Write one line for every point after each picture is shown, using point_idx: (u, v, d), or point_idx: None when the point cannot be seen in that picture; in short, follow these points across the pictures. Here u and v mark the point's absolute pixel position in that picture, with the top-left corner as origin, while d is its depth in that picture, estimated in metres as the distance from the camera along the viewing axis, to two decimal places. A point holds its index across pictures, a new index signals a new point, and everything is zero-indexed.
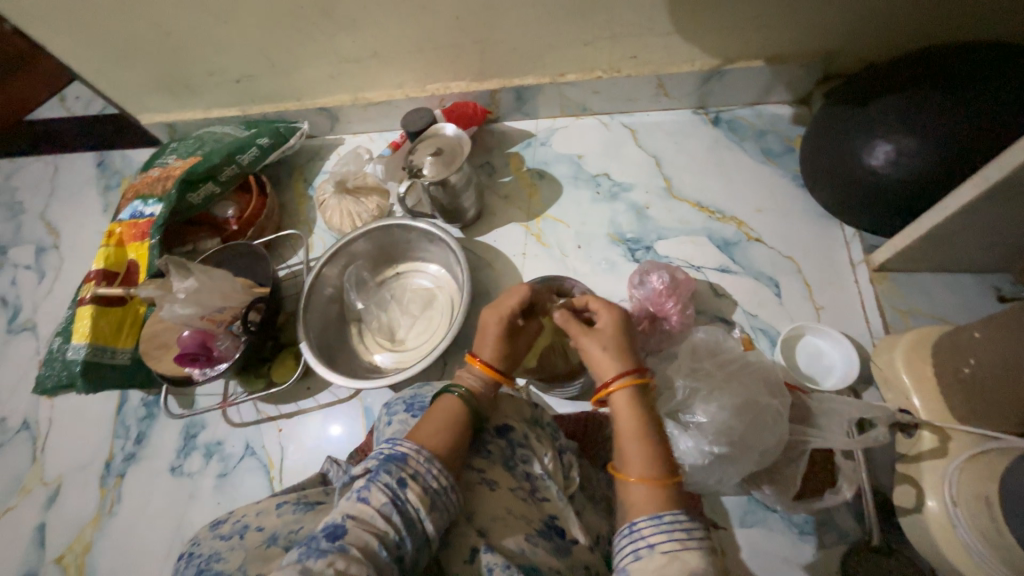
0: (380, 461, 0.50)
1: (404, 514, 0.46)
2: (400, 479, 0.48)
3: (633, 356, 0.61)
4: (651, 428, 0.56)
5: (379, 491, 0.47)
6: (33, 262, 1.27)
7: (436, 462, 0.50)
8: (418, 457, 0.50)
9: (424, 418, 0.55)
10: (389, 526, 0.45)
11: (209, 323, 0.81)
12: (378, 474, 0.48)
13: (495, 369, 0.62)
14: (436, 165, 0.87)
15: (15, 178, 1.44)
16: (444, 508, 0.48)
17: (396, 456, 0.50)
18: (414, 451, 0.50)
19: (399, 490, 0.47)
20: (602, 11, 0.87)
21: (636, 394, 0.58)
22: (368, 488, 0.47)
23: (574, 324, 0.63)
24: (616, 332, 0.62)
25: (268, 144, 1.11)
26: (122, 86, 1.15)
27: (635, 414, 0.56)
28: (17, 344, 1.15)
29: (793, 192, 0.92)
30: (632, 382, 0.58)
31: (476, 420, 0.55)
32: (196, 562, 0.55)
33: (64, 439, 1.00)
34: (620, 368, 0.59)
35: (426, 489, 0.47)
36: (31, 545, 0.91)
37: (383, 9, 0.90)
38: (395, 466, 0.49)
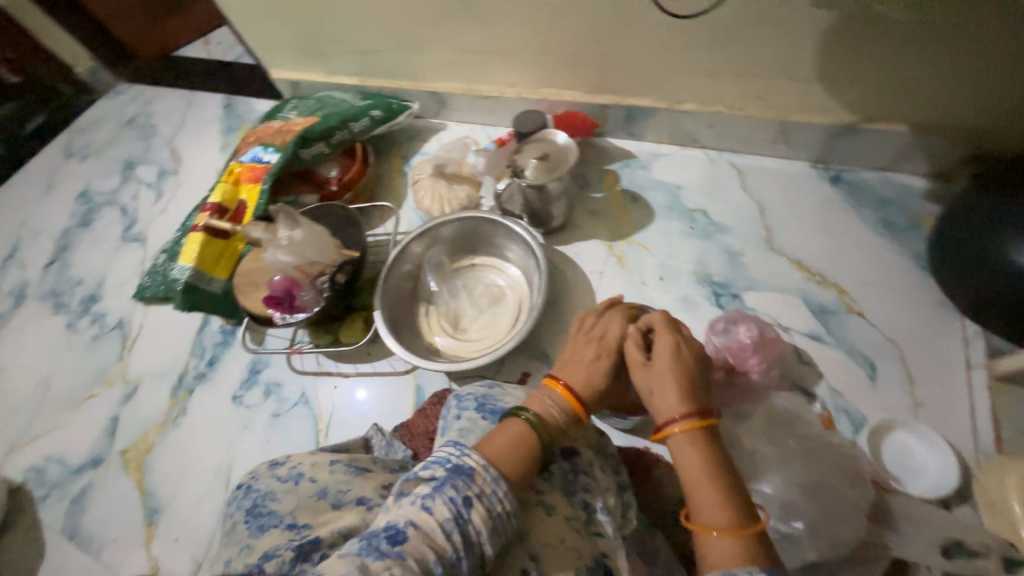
0: (447, 471, 0.50)
1: (463, 534, 0.47)
2: (466, 497, 0.48)
3: (692, 392, 0.57)
4: (718, 473, 0.52)
5: (444, 504, 0.47)
6: (154, 182, 1.41)
7: (502, 486, 0.50)
8: (486, 477, 0.50)
9: (494, 434, 0.56)
10: (448, 543, 0.46)
11: (299, 274, 0.87)
12: (444, 487, 0.49)
13: (575, 399, 0.61)
14: (539, 169, 0.88)
15: (154, 105, 1.60)
16: (501, 532, 0.49)
17: (463, 471, 0.50)
18: (482, 468, 0.50)
19: (463, 510, 0.48)
20: (742, 45, 0.83)
21: (699, 437, 0.54)
22: (433, 499, 0.48)
23: (631, 354, 0.61)
24: (674, 364, 0.58)
25: (380, 117, 1.16)
26: (263, 41, 1.25)
27: (697, 457, 0.53)
28: (127, 252, 1.28)
29: (910, 272, 0.84)
30: (691, 422, 0.54)
31: (546, 446, 0.55)
32: (252, 496, 0.60)
33: (148, 346, 1.10)
34: (678, 406, 0.56)
35: (489, 512, 0.48)
36: (103, 433, 1.01)
37: (520, 10, 0.92)
38: (462, 482, 0.49)
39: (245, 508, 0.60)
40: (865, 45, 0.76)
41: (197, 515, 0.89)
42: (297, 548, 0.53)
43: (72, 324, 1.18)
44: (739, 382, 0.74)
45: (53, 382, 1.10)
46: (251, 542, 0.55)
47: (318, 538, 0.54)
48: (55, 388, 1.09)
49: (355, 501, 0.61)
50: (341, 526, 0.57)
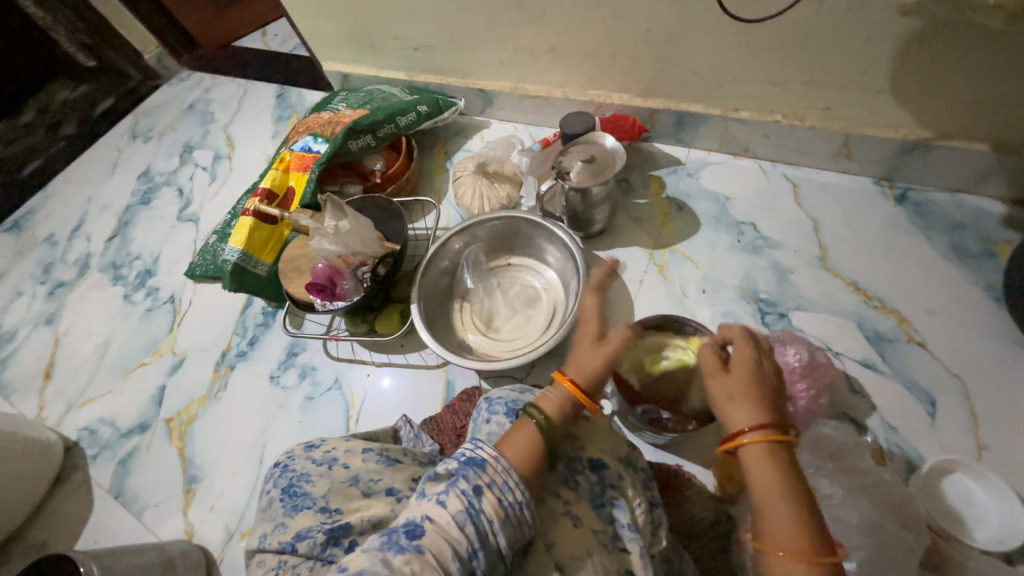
0: (459, 465, 0.52)
1: (477, 526, 0.48)
2: (476, 487, 0.49)
3: (772, 407, 0.54)
4: (794, 492, 0.49)
5: (457, 497, 0.48)
6: (209, 165, 1.48)
7: (513, 476, 0.51)
8: (496, 468, 0.51)
9: (507, 435, 0.56)
10: (463, 535, 0.47)
11: (341, 263, 0.89)
12: (456, 479, 0.50)
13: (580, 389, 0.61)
14: (584, 172, 0.86)
15: (213, 92, 1.68)
16: (516, 525, 0.49)
17: (475, 462, 0.51)
18: (493, 459, 0.51)
19: (475, 500, 0.49)
20: (808, 53, 0.79)
21: (776, 453, 0.51)
22: (446, 492, 0.49)
23: (706, 358, 0.59)
24: (752, 377, 0.55)
25: (426, 112, 1.17)
26: (319, 34, 1.28)
27: (771, 474, 0.50)
28: (182, 231, 1.35)
29: (980, 303, 0.78)
30: (768, 436, 0.51)
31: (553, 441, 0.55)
32: (288, 475, 0.62)
33: (195, 322, 1.15)
34: (755, 418, 0.53)
35: (500, 501, 0.49)
36: (150, 401, 1.06)
37: (577, 9, 0.90)
38: (473, 472, 0.50)
39: (281, 486, 0.61)
40: (950, 56, 0.71)
41: (231, 487, 0.92)
42: (329, 531, 0.55)
43: (128, 296, 1.26)
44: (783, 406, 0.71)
45: (109, 350, 1.17)
46: (285, 520, 0.57)
47: (348, 524, 0.55)
48: (110, 355, 1.16)
49: (385, 491, 0.62)
50: (371, 515, 0.58)
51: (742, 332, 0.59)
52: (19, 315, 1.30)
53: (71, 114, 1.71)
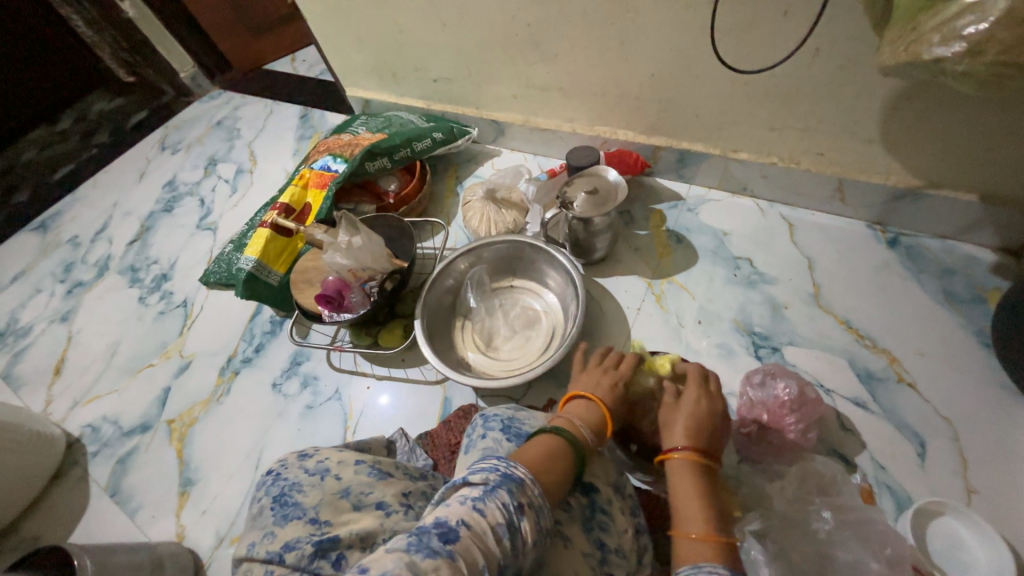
0: (498, 477, 0.51)
1: (511, 541, 0.48)
2: (518, 504, 0.50)
3: (698, 430, 0.63)
4: (707, 495, 0.58)
5: (497, 509, 0.49)
6: (231, 178, 1.55)
7: (546, 500, 0.52)
8: (533, 487, 0.52)
9: (533, 451, 0.57)
10: (497, 548, 0.47)
11: (351, 277, 0.92)
12: (498, 491, 0.50)
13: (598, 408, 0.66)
14: (587, 203, 0.91)
15: (241, 111, 1.78)
16: (540, 543, 0.51)
17: (514, 478, 0.51)
18: (531, 479, 0.52)
19: (514, 516, 0.49)
20: (802, 102, 0.85)
21: (697, 466, 0.60)
22: (486, 501, 0.49)
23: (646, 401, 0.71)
24: (689, 407, 0.65)
25: (441, 139, 1.24)
26: (346, 63, 1.36)
27: (691, 479, 0.59)
28: (200, 239, 1.41)
29: (971, 348, 0.80)
30: (693, 448, 0.61)
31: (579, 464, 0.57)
32: (280, 484, 0.64)
33: (205, 326, 1.19)
34: (687, 436, 0.62)
35: (535, 522, 0.50)
36: (154, 402, 1.09)
37: (588, 52, 0.97)
38: (514, 488, 0.51)
39: (272, 495, 0.63)
40: (935, 111, 0.75)
41: (226, 492, 0.93)
42: (316, 544, 0.56)
43: (143, 298, 1.30)
44: (772, 439, 0.72)
45: (118, 350, 1.21)
46: (275, 528, 0.59)
47: (336, 538, 0.57)
48: (120, 355, 1.19)
49: (374, 505, 0.63)
50: (359, 529, 0.59)
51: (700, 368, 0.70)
52: (36, 312, 1.34)
53: (106, 124, 1.81)
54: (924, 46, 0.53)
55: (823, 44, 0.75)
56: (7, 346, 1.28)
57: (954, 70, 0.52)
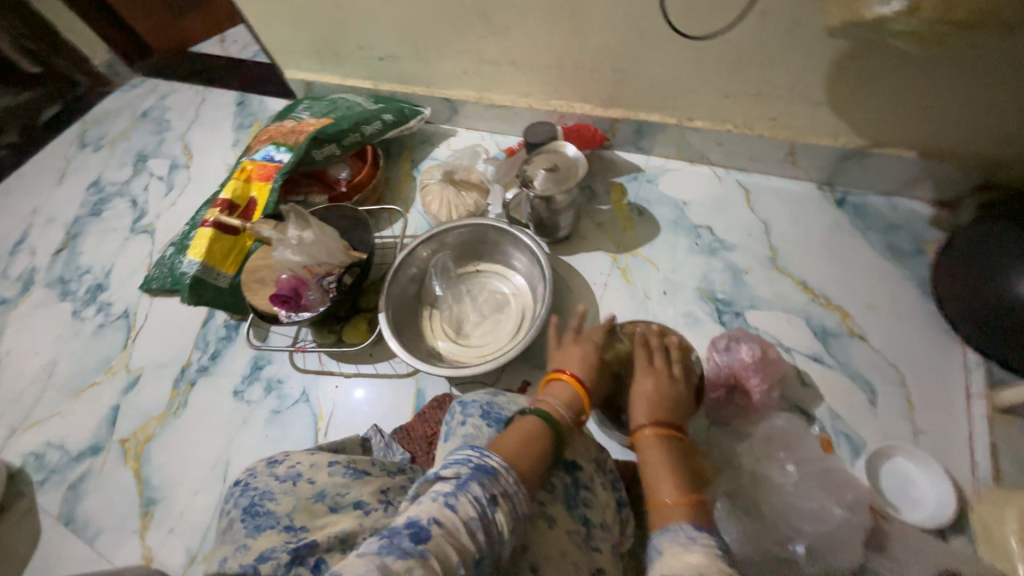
0: (469, 470, 0.50)
1: (487, 533, 0.47)
2: (490, 495, 0.48)
3: (667, 406, 0.64)
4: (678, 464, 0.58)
5: (468, 503, 0.47)
6: (165, 175, 1.42)
7: (522, 487, 0.51)
8: (507, 476, 0.51)
9: (514, 434, 0.57)
10: (473, 541, 0.46)
11: (307, 273, 0.87)
12: (469, 485, 0.49)
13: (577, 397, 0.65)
14: (548, 180, 0.88)
15: (168, 99, 1.62)
16: (517, 531, 0.50)
17: (485, 470, 0.50)
18: (504, 469, 0.51)
19: (488, 508, 0.48)
20: (753, 68, 0.85)
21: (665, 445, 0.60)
22: (457, 496, 0.47)
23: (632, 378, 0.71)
24: (657, 382, 0.67)
25: (392, 121, 1.17)
26: (281, 42, 1.26)
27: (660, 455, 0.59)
28: (136, 242, 1.30)
29: (914, 299, 0.85)
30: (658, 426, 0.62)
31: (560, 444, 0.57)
32: (249, 493, 0.60)
33: (152, 338, 1.11)
34: (650, 413, 0.63)
35: (510, 511, 0.49)
36: (103, 423, 1.01)
37: (536, 22, 0.93)
38: (486, 480, 0.49)
39: (242, 506, 0.59)
40: (875, 72, 0.77)
41: (193, 507, 0.89)
42: (293, 551, 0.53)
43: (77, 312, 1.19)
44: (738, 400, 0.74)
45: (55, 369, 1.11)
46: (248, 541, 0.55)
47: (314, 542, 0.54)
48: (58, 376, 1.10)
49: (352, 505, 0.60)
50: (337, 531, 0.56)
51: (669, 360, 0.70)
52: None
53: (11, 121, 1.61)
54: (865, 6, 0.54)
55: (769, 7, 0.75)
56: None
57: (894, 29, 0.53)
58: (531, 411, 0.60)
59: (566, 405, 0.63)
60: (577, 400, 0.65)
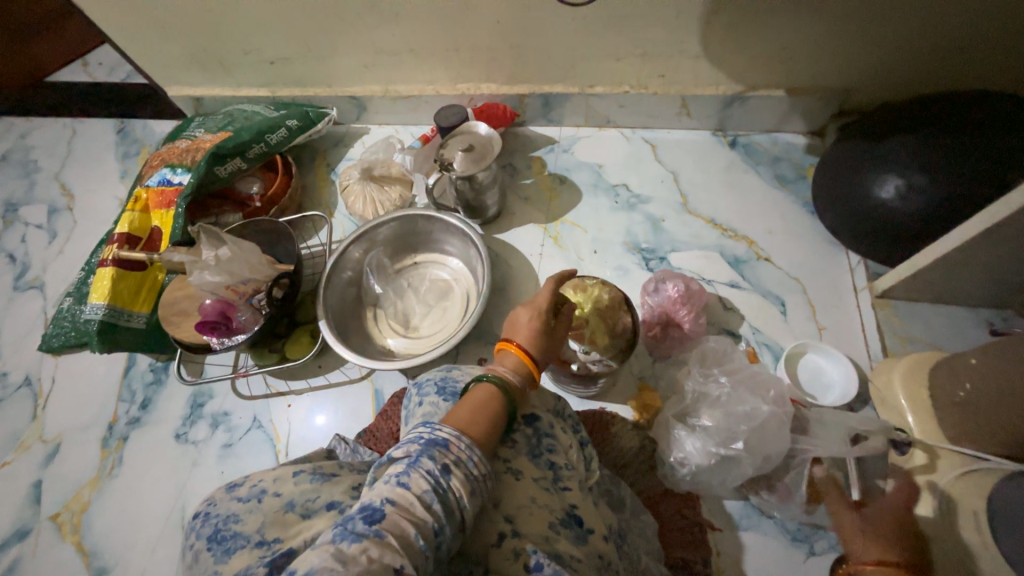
0: (421, 446, 0.52)
1: (443, 503, 0.48)
2: (443, 466, 0.50)
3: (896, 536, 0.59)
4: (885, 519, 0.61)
5: (421, 478, 0.49)
6: (44, 222, 1.27)
7: (476, 451, 0.52)
8: (460, 444, 0.52)
9: (465, 404, 0.58)
10: (429, 512, 0.47)
11: (231, 294, 0.82)
12: (421, 461, 0.50)
13: (527, 360, 0.65)
14: (466, 160, 0.90)
15: (31, 138, 1.43)
16: (479, 495, 0.51)
17: (436, 443, 0.52)
18: (456, 437, 0.53)
19: (442, 478, 0.49)
20: (636, 29, 0.91)
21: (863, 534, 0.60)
22: (409, 474, 0.49)
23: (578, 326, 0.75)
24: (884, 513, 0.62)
25: (297, 126, 1.13)
26: (157, 58, 1.16)
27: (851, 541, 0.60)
28: (24, 301, 1.15)
29: (803, 218, 0.96)
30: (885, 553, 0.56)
31: (509, 410, 0.59)
32: (212, 522, 0.57)
33: (66, 400, 1.00)
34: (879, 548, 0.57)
35: (466, 477, 0.51)
36: (24, 503, 0.90)
37: (428, 7, 0.93)
38: (438, 452, 0.51)
39: (205, 536, 0.56)
40: (740, 21, 0.86)
41: (153, 564, 0.83)
42: (269, 563, 0.52)
43: None
44: (674, 333, 0.83)
45: None
46: (219, 568, 0.53)
47: (290, 550, 0.54)
48: None
49: (325, 507, 0.61)
50: (312, 534, 0.57)
51: (608, 305, 0.78)
52: None
53: None
54: None
55: None
56: None
57: None
58: (485, 383, 0.61)
59: (512, 370, 0.64)
60: (524, 365, 0.65)
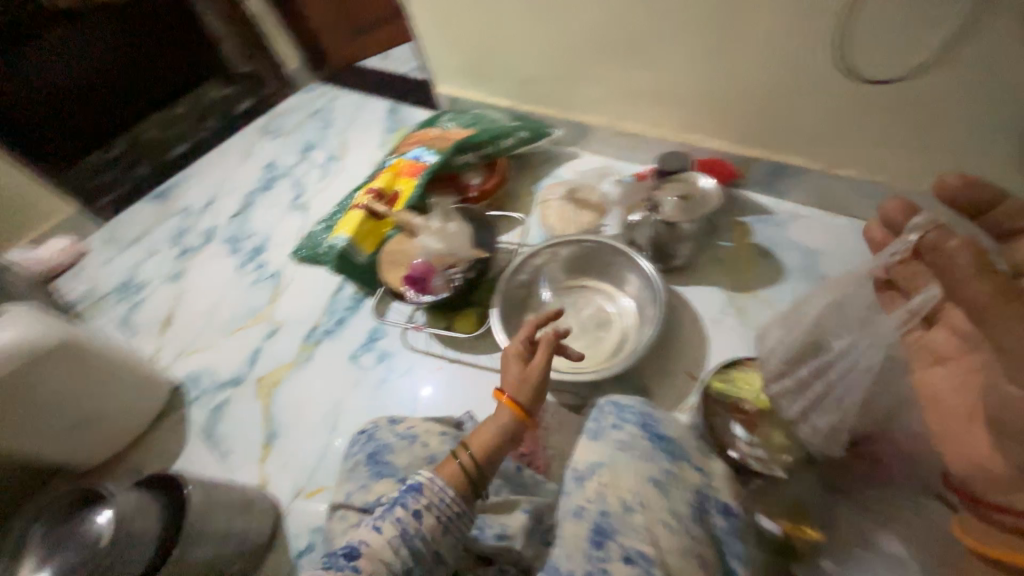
0: (399, 493, 0.56)
1: (412, 545, 0.53)
2: (414, 511, 0.54)
3: None
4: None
5: (393, 524, 0.53)
6: (323, 164, 1.67)
7: (447, 493, 0.56)
8: (433, 489, 0.56)
9: (445, 462, 0.61)
10: (400, 555, 0.52)
11: (437, 261, 0.98)
12: (397, 506, 0.55)
13: (517, 407, 0.65)
14: (680, 208, 0.91)
15: (331, 101, 1.88)
16: (451, 534, 0.56)
17: (411, 489, 0.56)
18: (428, 482, 0.56)
19: (413, 522, 0.54)
20: (929, 113, 0.79)
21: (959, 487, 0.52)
22: (383, 519, 0.54)
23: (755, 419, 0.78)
24: None
25: (525, 138, 1.27)
26: (435, 59, 1.39)
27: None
28: (292, 217, 1.53)
29: None
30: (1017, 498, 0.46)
31: (484, 470, 0.60)
32: (373, 443, 0.68)
33: (293, 296, 1.29)
34: None
35: (437, 517, 0.55)
36: (245, 359, 1.19)
37: (689, 57, 0.96)
38: (411, 498, 0.55)
39: (365, 453, 0.68)
40: None
41: (304, 449, 1.00)
42: None
43: (241, 265, 1.42)
44: None
45: (217, 310, 1.32)
46: (368, 483, 0.63)
47: None
48: (219, 314, 1.31)
49: None
50: None
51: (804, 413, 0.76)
52: (153, 269, 1.47)
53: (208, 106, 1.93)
54: None
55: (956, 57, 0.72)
56: (126, 297, 1.42)
57: None
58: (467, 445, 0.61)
59: (502, 425, 0.64)
60: (513, 415, 0.64)
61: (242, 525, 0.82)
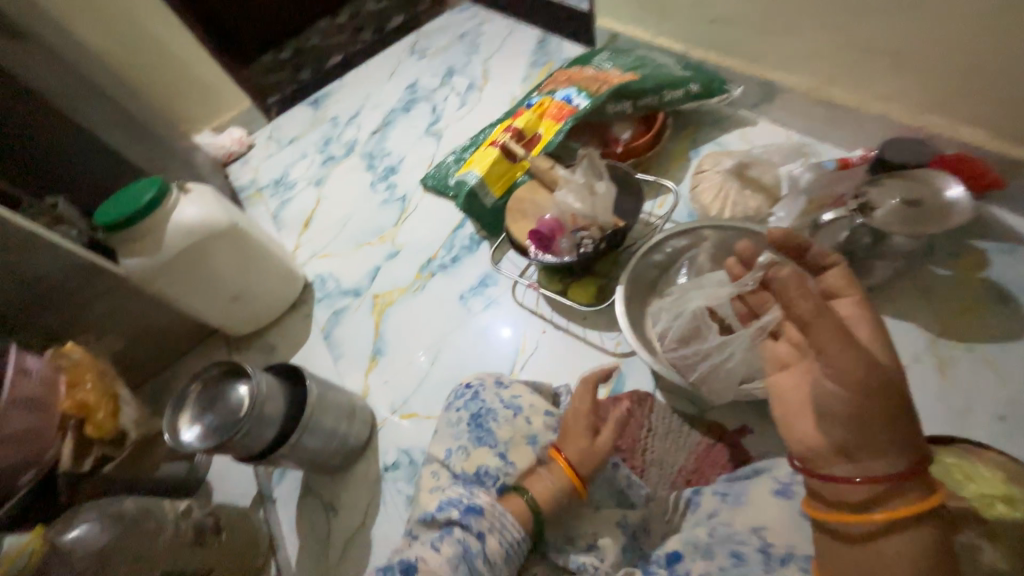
0: (460, 510, 0.59)
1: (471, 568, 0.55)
2: (476, 531, 0.57)
3: None
4: (897, 434, 0.48)
5: (450, 543, 0.57)
6: (462, 92, 1.62)
7: (508, 517, 0.59)
8: (495, 514, 0.58)
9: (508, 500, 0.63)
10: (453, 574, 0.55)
11: (569, 221, 0.92)
12: (456, 527, 0.58)
13: (575, 471, 0.63)
14: (900, 214, 0.73)
15: (481, 24, 1.79)
16: (510, 558, 0.58)
17: (473, 508, 0.59)
18: (489, 506, 0.59)
19: (474, 540, 0.57)
20: None
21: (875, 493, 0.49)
22: (440, 540, 0.57)
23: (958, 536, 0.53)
24: None
25: (695, 92, 1.08)
26: None
27: (919, 535, 0.46)
28: (425, 143, 1.53)
29: None
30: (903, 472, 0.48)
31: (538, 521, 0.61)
32: (477, 404, 0.72)
33: (416, 224, 1.31)
34: None
35: (498, 541, 0.57)
36: (366, 274, 1.26)
37: (988, 2, 0.69)
38: (471, 518, 0.58)
39: (470, 412, 0.72)
40: None
41: (405, 372, 1.05)
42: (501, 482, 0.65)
43: (373, 184, 1.48)
44: None
45: (349, 221, 1.40)
46: (467, 446, 0.69)
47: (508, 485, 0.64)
48: (349, 225, 1.40)
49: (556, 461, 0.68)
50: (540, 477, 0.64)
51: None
52: (301, 172, 1.60)
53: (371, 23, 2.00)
54: None
55: None
56: (278, 193, 1.57)
57: None
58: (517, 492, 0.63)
59: (559, 485, 0.63)
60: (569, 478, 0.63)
61: (346, 428, 0.89)
